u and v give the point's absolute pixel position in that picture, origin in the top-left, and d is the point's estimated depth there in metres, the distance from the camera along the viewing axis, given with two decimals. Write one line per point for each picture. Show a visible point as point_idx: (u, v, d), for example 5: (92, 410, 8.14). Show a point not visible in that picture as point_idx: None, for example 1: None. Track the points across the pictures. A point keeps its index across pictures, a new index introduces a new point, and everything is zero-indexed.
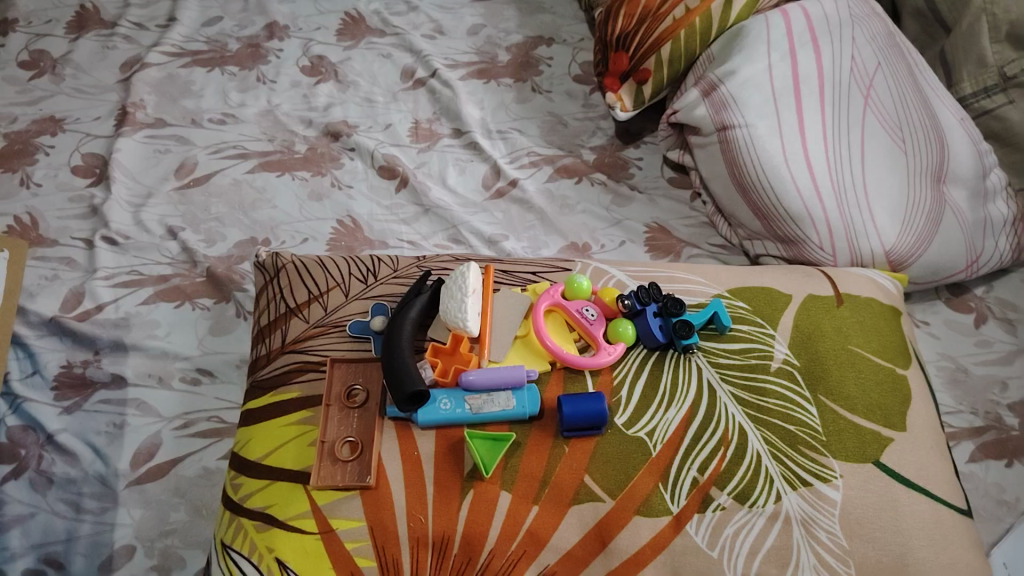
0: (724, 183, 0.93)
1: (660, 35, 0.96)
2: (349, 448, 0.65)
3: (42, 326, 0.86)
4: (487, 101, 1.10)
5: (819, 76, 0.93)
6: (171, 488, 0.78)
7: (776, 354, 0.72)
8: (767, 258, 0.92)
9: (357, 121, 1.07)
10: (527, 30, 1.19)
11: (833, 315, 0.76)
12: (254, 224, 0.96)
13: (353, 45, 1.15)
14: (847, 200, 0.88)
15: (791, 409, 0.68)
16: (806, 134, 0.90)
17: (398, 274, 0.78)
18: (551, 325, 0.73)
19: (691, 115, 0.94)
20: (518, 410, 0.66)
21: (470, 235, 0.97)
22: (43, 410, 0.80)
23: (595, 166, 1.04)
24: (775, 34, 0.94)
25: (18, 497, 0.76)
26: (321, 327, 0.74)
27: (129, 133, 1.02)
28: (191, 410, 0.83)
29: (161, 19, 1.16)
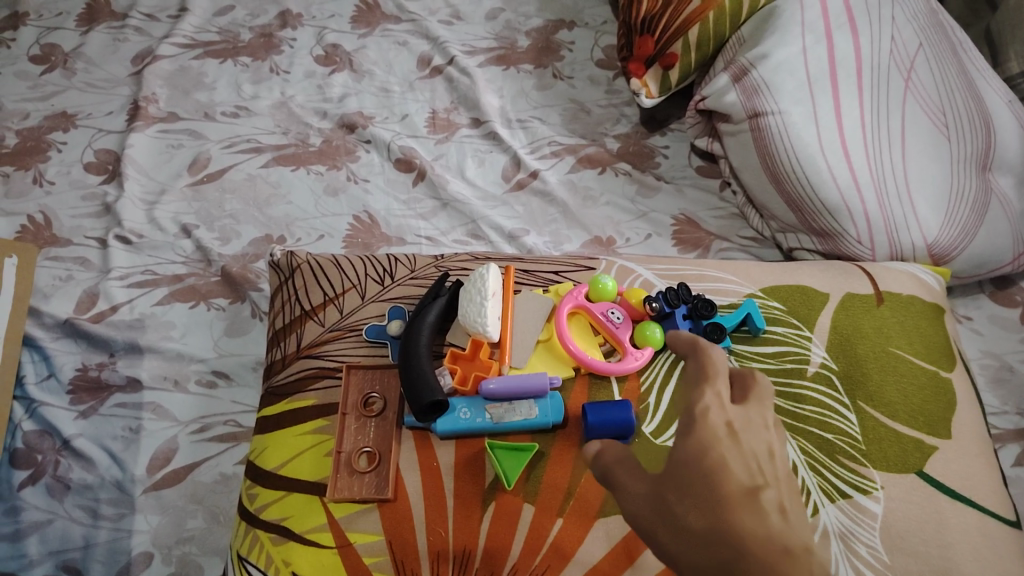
0: (756, 173, 0.89)
1: (688, 17, 0.92)
2: (367, 458, 0.63)
3: (57, 329, 0.84)
4: (507, 89, 1.06)
5: (857, 58, 0.88)
6: (188, 494, 0.76)
7: (813, 358, 0.68)
8: (802, 252, 0.88)
9: (373, 112, 1.04)
10: (547, 13, 1.14)
11: (873, 315, 0.71)
12: (270, 221, 0.94)
13: (368, 33, 1.11)
14: (886, 190, 0.83)
15: (828, 416, 0.65)
16: (843, 121, 0.85)
17: (416, 275, 0.75)
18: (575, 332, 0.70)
19: (720, 102, 0.90)
20: (541, 419, 0.63)
21: (489, 230, 0.94)
22: (59, 414, 0.79)
23: (620, 156, 1.00)
24: (810, 16, 0.89)
25: (35, 504, 0.75)
26: (337, 332, 0.71)
27: (142, 127, 1.00)
28: (207, 414, 0.81)
29: (173, 9, 1.13)
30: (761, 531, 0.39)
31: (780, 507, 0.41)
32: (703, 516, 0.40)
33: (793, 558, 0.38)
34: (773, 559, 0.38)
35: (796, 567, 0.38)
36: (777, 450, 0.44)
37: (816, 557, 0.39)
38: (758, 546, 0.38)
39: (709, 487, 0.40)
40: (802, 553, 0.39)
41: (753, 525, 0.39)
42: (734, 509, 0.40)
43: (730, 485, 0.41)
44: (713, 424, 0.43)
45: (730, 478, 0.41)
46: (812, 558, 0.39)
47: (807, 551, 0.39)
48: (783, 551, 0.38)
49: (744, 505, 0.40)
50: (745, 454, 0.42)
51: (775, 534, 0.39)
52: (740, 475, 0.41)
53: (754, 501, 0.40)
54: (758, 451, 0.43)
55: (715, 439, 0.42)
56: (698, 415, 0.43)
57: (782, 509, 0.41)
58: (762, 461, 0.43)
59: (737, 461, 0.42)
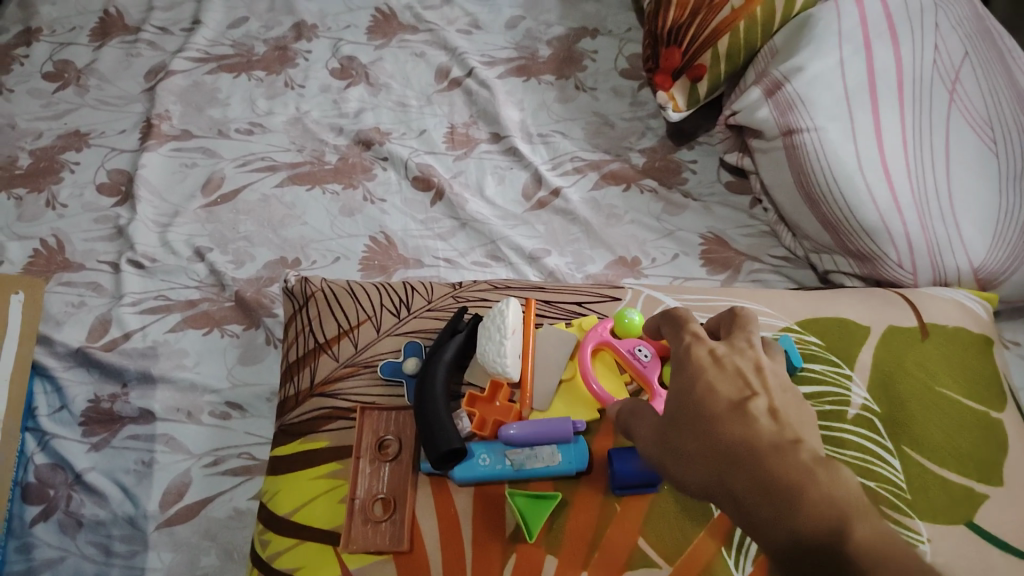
0: (789, 192, 0.84)
1: (718, 27, 0.88)
2: (382, 505, 0.60)
3: (70, 357, 0.83)
4: (527, 101, 1.03)
5: (898, 70, 0.83)
6: (201, 531, 0.74)
7: (854, 399, 0.64)
8: (838, 275, 0.84)
9: (390, 127, 1.01)
10: (569, 21, 1.10)
11: (917, 352, 0.67)
12: (285, 243, 0.91)
13: (385, 44, 1.08)
14: (929, 210, 0.78)
15: (871, 462, 0.60)
16: (883, 137, 0.80)
17: (433, 307, 0.73)
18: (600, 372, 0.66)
19: (752, 117, 0.85)
20: (564, 466, 0.60)
21: (509, 251, 0.90)
22: (71, 447, 0.78)
23: (645, 171, 0.96)
24: (847, 24, 0.84)
25: (48, 540, 0.73)
26: (351, 367, 0.68)
27: (155, 147, 0.98)
28: (220, 446, 0.79)
29: (186, 23, 1.11)
30: (751, 437, 0.46)
31: (769, 412, 0.47)
32: (703, 436, 0.47)
33: (780, 451, 0.45)
34: (762, 456, 0.45)
35: (782, 459, 0.44)
36: (770, 369, 0.51)
37: (807, 447, 0.45)
38: (749, 449, 0.45)
39: (702, 410, 0.48)
40: (791, 448, 0.45)
41: (743, 434, 0.46)
42: (726, 424, 0.46)
43: (718, 406, 0.47)
44: (696, 356, 0.50)
45: (718, 399, 0.48)
46: (801, 448, 0.45)
47: (797, 444, 0.45)
48: (771, 448, 0.45)
49: (733, 418, 0.47)
50: (731, 375, 0.49)
51: (763, 436, 0.45)
52: (728, 394, 0.48)
53: (743, 413, 0.47)
54: (743, 368, 0.50)
55: (702, 370, 0.49)
56: (684, 356, 0.51)
57: (771, 414, 0.47)
58: (748, 376, 0.49)
59: (721, 381, 0.49)
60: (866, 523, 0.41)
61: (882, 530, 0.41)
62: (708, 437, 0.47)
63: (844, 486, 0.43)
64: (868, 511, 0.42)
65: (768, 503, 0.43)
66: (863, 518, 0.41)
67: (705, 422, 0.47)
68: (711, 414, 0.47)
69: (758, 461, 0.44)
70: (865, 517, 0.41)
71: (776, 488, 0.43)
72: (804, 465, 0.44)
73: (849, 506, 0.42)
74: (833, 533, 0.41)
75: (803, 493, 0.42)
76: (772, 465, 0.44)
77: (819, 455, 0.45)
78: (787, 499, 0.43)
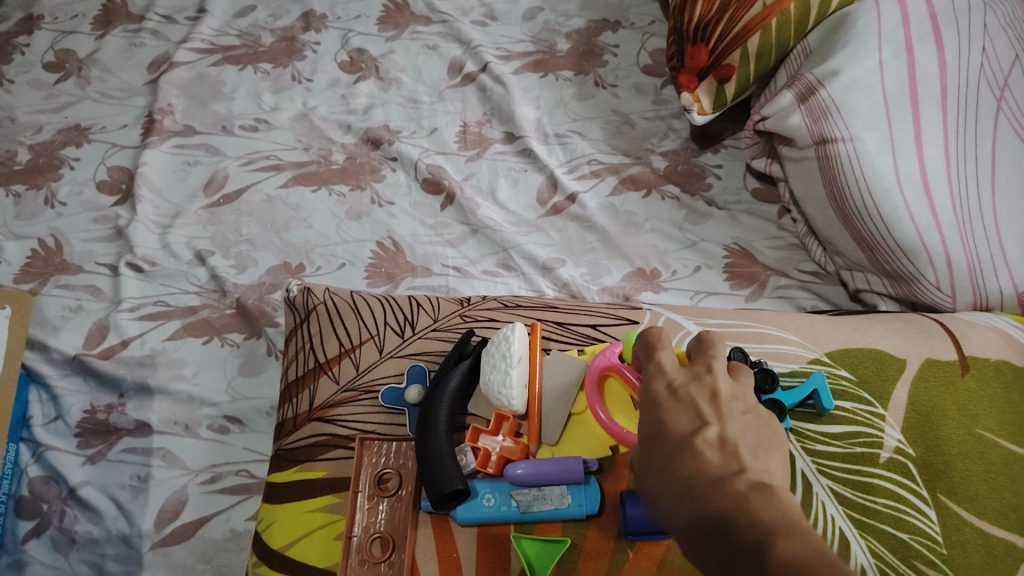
0: (821, 205, 0.80)
1: (746, 26, 0.82)
2: (380, 545, 0.58)
3: (65, 365, 0.80)
4: (544, 98, 0.98)
5: (942, 75, 0.77)
6: (197, 553, 0.72)
7: (888, 441, 0.60)
8: (870, 294, 0.80)
9: (400, 125, 0.96)
10: (590, 12, 1.04)
11: (956, 389, 0.63)
12: (289, 248, 0.88)
13: (396, 36, 1.03)
14: (972, 229, 0.73)
15: (903, 513, 0.57)
16: (925, 151, 0.74)
17: (439, 327, 0.69)
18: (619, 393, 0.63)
19: (783, 123, 0.80)
20: (575, 509, 0.57)
21: (521, 260, 0.86)
22: (65, 460, 0.75)
23: (667, 176, 0.91)
24: (887, 25, 0.78)
25: (40, 558, 0.71)
26: (352, 393, 0.65)
27: (157, 143, 0.94)
28: (219, 463, 0.76)
29: (191, 10, 1.06)
30: (693, 471, 0.42)
31: (720, 443, 0.42)
32: (658, 476, 0.44)
33: (718, 482, 0.40)
34: (702, 490, 0.40)
35: (718, 492, 0.40)
36: (733, 394, 0.46)
37: (751, 477, 0.40)
38: (690, 485, 0.41)
39: (657, 445, 0.45)
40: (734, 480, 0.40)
41: (686, 469, 0.42)
42: (674, 461, 0.43)
43: (668, 440, 0.44)
44: (654, 390, 0.47)
45: (668, 433, 0.44)
46: (740, 480, 0.40)
47: (739, 474, 0.40)
48: (711, 480, 0.41)
49: (680, 451, 0.43)
50: (685, 406, 0.45)
51: (704, 468, 0.41)
52: (678, 429, 0.44)
53: (691, 447, 0.43)
54: (696, 397, 0.45)
55: (657, 405, 0.46)
56: (643, 392, 0.48)
57: (721, 444, 0.43)
58: (701, 404, 0.45)
59: (674, 414, 0.45)
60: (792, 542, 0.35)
61: (811, 547, 0.34)
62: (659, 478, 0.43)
63: (783, 512, 0.38)
64: (805, 534, 0.36)
65: (701, 541, 0.39)
66: (791, 539, 0.35)
67: (658, 460, 0.44)
68: (660, 449, 0.44)
69: (696, 496, 0.41)
70: (793, 537, 0.36)
71: (710, 524, 0.39)
72: (737, 494, 0.39)
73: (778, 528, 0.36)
74: (755, 560, 0.36)
75: (730, 525, 0.38)
76: (707, 497, 0.40)
77: (761, 484, 0.40)
78: (719, 534, 0.38)
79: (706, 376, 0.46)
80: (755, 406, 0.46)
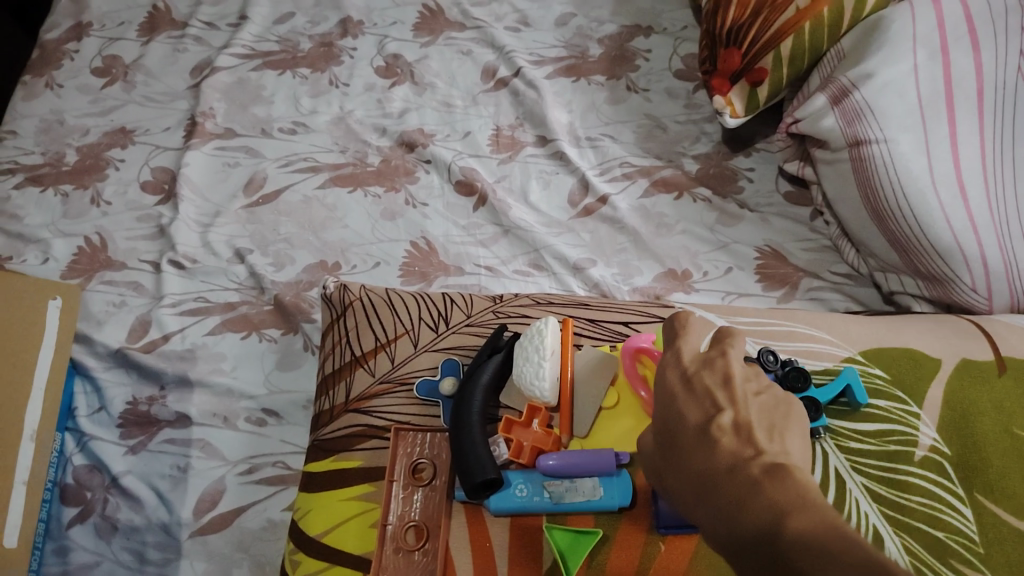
0: (855, 207, 0.80)
1: (781, 28, 0.83)
2: (414, 533, 0.58)
3: (109, 358, 0.82)
4: (576, 102, 0.99)
5: (979, 77, 0.77)
6: (234, 542, 0.73)
7: (922, 439, 0.60)
8: (904, 296, 0.79)
9: (434, 128, 0.98)
10: (622, 18, 1.05)
11: (993, 389, 0.62)
12: (325, 246, 0.89)
13: (431, 42, 1.05)
14: (1008, 231, 0.72)
15: (939, 511, 0.56)
16: (960, 152, 0.74)
17: (472, 322, 0.70)
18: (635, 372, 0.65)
19: (816, 126, 0.81)
20: (606, 501, 0.57)
21: (553, 261, 0.87)
22: (108, 450, 0.77)
23: (699, 179, 0.92)
24: (923, 27, 0.77)
25: (83, 544, 0.73)
26: (387, 385, 0.66)
27: (198, 145, 0.97)
28: (255, 454, 0.78)
29: (233, 17, 1.10)
30: (709, 463, 0.42)
31: (735, 428, 0.43)
32: (676, 466, 0.44)
33: (735, 470, 0.41)
34: (720, 479, 0.41)
35: (734, 479, 0.41)
36: (744, 378, 0.46)
37: (768, 461, 0.41)
38: (707, 474, 0.42)
39: (672, 434, 0.45)
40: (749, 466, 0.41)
41: (703, 461, 0.42)
42: (690, 451, 0.43)
43: (684, 433, 0.44)
44: (669, 379, 0.47)
45: (683, 424, 0.44)
46: (756, 464, 0.41)
47: (755, 460, 0.41)
48: (727, 468, 0.41)
49: (695, 439, 0.43)
50: (698, 392, 0.45)
51: (720, 459, 0.42)
52: (694, 417, 0.44)
53: (706, 436, 0.43)
54: (709, 382, 0.45)
55: (671, 395, 0.46)
56: (657, 383, 0.47)
57: (736, 429, 0.43)
58: (714, 391, 0.45)
59: (688, 403, 0.45)
60: (805, 523, 0.36)
61: (825, 526, 0.36)
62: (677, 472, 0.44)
63: (797, 492, 0.38)
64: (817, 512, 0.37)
65: (724, 529, 0.40)
66: (805, 519, 0.36)
67: (675, 453, 0.44)
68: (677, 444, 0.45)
69: (713, 488, 0.41)
70: (809, 518, 0.37)
71: (730, 514, 0.40)
72: (752, 481, 0.40)
73: (793, 508, 0.37)
74: (773, 544, 0.37)
75: (744, 513, 0.39)
76: (724, 488, 0.41)
77: (775, 466, 0.40)
78: (738, 524, 0.39)
79: (717, 360, 0.46)
80: (768, 385, 0.47)
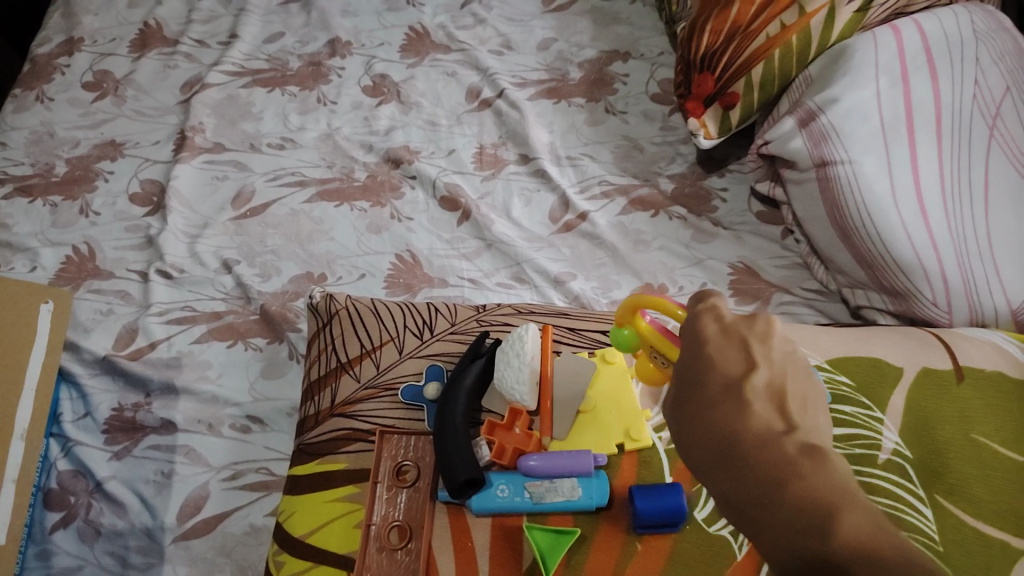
0: (823, 225, 0.83)
1: (752, 55, 0.87)
2: (397, 533, 0.60)
3: (95, 365, 0.84)
4: (557, 123, 1.03)
5: (937, 104, 0.81)
6: (217, 546, 0.74)
7: (886, 443, 0.63)
8: (870, 311, 0.82)
9: (420, 146, 1.01)
10: (601, 43, 1.10)
11: (953, 397, 0.65)
12: (311, 258, 0.92)
13: (417, 63, 1.09)
14: (966, 248, 0.76)
15: (901, 511, 0.59)
16: (920, 172, 0.79)
17: (456, 330, 0.72)
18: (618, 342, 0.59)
19: (785, 147, 0.85)
20: (585, 501, 0.59)
21: (534, 274, 0.90)
22: (92, 455, 0.78)
23: (674, 198, 0.95)
24: (885, 56, 0.82)
25: (66, 548, 0.74)
26: (372, 390, 0.68)
27: (188, 158, 0.99)
28: (240, 460, 0.79)
29: (223, 35, 1.12)
30: (735, 427, 0.43)
31: (766, 392, 0.44)
32: (698, 421, 0.45)
33: (769, 442, 0.42)
34: (752, 449, 0.42)
35: (770, 453, 0.42)
36: (780, 341, 0.47)
37: (801, 439, 0.43)
38: (737, 439, 0.43)
39: (697, 388, 0.46)
40: (783, 441, 0.42)
41: (728, 424, 0.44)
42: (720, 410, 0.44)
43: (709, 386, 0.45)
44: (702, 329, 0.47)
45: (714, 376, 0.45)
46: (791, 442, 0.42)
47: (789, 436, 0.43)
48: (760, 439, 0.42)
49: (722, 398, 0.44)
50: (735, 347, 0.46)
51: (752, 423, 0.43)
52: (726, 373, 0.45)
53: (738, 400, 0.44)
54: (748, 340, 0.46)
55: (704, 342, 0.46)
56: (688, 327, 0.48)
57: (768, 396, 0.44)
58: (752, 347, 0.46)
59: (721, 357, 0.46)
60: (859, 527, 0.38)
61: (872, 533, 0.38)
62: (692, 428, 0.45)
63: (837, 481, 0.41)
64: (859, 510, 0.39)
65: (753, 502, 0.42)
66: (854, 521, 0.39)
67: (696, 404, 0.45)
68: (694, 400, 0.46)
69: (742, 456, 0.43)
70: (855, 517, 0.39)
71: (755, 486, 0.42)
72: (788, 458, 0.41)
73: (841, 502, 0.40)
74: (819, 539, 0.39)
75: (783, 492, 0.41)
76: (753, 459, 0.42)
77: (812, 446, 0.42)
78: (770, 499, 0.41)
79: (761, 318, 0.47)
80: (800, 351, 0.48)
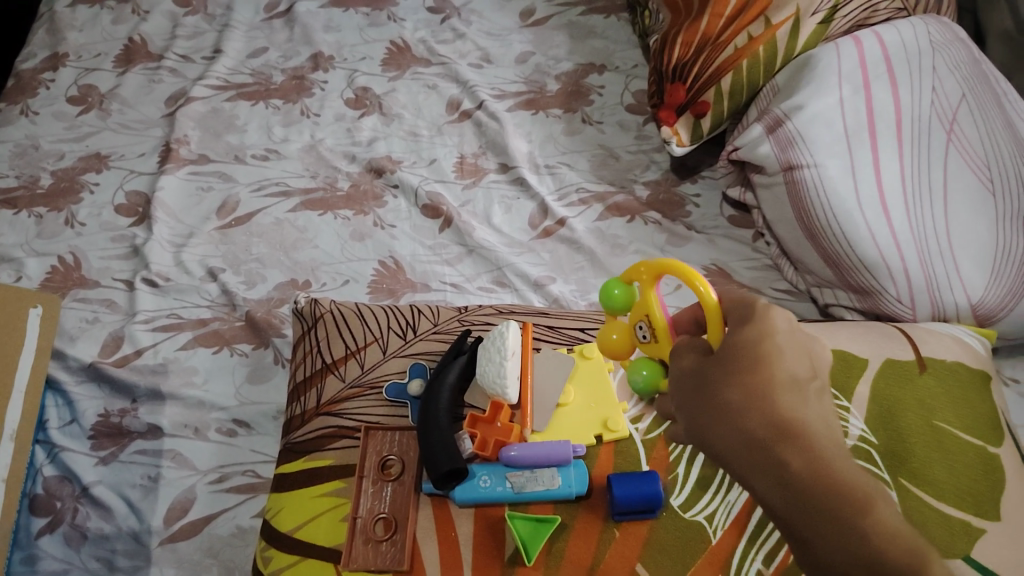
0: (791, 227, 0.87)
1: (721, 65, 0.91)
2: (383, 525, 0.61)
3: (81, 372, 0.84)
4: (535, 133, 1.06)
5: (898, 110, 0.85)
6: (204, 548, 0.75)
7: (852, 430, 0.65)
8: (838, 309, 0.86)
9: (402, 156, 1.04)
10: (578, 56, 1.13)
11: (915, 385, 0.68)
12: (295, 266, 0.93)
13: (399, 76, 1.12)
14: (928, 248, 0.79)
15: None
16: (883, 175, 0.82)
17: (439, 329, 0.74)
18: (617, 291, 0.59)
19: (754, 152, 0.88)
20: (564, 489, 0.61)
21: (514, 278, 0.92)
22: (78, 461, 0.79)
23: (650, 204, 0.98)
24: (847, 65, 0.86)
25: (53, 552, 0.74)
26: (357, 389, 0.70)
27: (173, 170, 1.00)
28: (226, 464, 0.80)
29: (207, 51, 1.14)
30: (805, 417, 0.47)
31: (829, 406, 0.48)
32: (769, 409, 0.47)
33: (845, 458, 0.46)
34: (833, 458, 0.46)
35: (850, 470, 0.46)
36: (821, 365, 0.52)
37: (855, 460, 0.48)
38: (819, 444, 0.46)
39: (765, 373, 0.47)
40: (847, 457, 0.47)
41: (798, 410, 0.47)
42: (796, 406, 0.47)
43: (780, 372, 0.47)
44: (772, 322, 0.49)
45: (785, 366, 0.48)
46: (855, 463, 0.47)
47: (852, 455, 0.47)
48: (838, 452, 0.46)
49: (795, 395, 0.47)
50: (801, 350, 0.49)
51: (823, 430, 0.47)
52: (798, 371, 0.48)
53: (811, 403, 0.47)
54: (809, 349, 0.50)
55: (777, 336, 0.49)
56: (758, 316, 0.50)
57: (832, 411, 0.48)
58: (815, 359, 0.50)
59: (790, 352, 0.48)
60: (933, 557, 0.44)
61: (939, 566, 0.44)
62: (762, 408, 0.47)
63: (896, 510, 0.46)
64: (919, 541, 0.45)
65: (832, 509, 0.45)
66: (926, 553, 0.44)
67: (769, 391, 0.47)
68: (768, 381, 0.47)
69: (827, 465, 0.46)
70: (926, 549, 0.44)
71: (834, 482, 0.45)
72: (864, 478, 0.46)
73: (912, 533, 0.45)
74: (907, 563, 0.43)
75: (871, 511, 0.44)
76: (828, 457, 0.46)
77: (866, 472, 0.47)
78: (853, 513, 0.44)
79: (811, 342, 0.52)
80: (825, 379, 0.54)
